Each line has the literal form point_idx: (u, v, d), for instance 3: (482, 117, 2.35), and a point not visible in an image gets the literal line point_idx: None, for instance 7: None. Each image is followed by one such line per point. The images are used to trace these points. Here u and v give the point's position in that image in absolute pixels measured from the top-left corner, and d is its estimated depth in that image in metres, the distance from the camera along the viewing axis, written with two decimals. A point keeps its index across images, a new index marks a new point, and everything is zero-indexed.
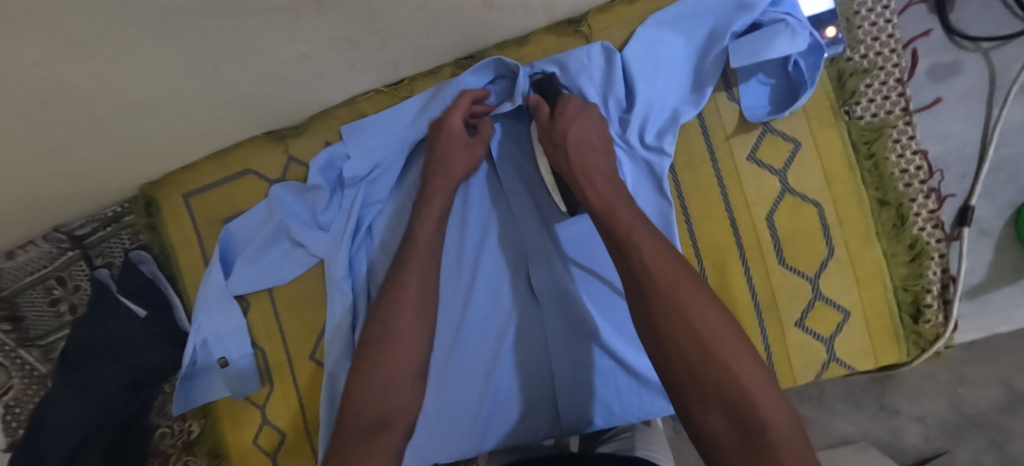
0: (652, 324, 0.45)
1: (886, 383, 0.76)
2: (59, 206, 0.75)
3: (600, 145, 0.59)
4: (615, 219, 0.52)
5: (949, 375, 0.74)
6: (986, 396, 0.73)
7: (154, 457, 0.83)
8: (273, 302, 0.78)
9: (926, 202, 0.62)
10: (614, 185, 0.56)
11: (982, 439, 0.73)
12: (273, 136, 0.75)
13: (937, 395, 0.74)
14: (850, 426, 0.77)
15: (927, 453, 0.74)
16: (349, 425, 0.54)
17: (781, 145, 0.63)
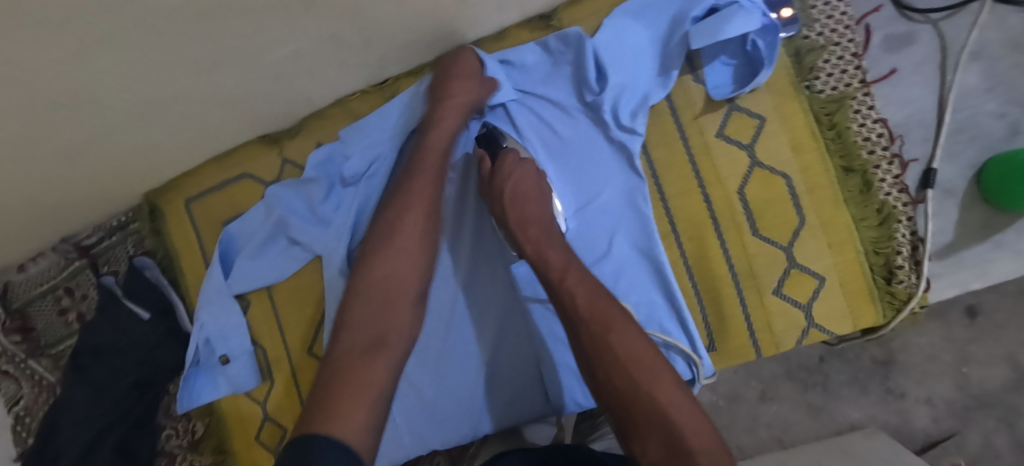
0: (585, 358, 0.54)
1: (889, 368, 0.83)
2: (66, 213, 0.80)
3: (534, 195, 0.63)
4: (550, 264, 0.59)
5: (954, 356, 0.81)
6: (993, 375, 0.80)
7: (162, 457, 0.85)
8: (273, 300, 0.81)
9: (890, 168, 0.64)
10: (550, 235, 0.62)
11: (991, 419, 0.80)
12: (267, 139, 0.79)
13: (943, 377, 0.81)
14: (856, 412, 0.83)
15: (936, 436, 0.81)
16: (343, 348, 0.54)
17: (747, 121, 0.66)
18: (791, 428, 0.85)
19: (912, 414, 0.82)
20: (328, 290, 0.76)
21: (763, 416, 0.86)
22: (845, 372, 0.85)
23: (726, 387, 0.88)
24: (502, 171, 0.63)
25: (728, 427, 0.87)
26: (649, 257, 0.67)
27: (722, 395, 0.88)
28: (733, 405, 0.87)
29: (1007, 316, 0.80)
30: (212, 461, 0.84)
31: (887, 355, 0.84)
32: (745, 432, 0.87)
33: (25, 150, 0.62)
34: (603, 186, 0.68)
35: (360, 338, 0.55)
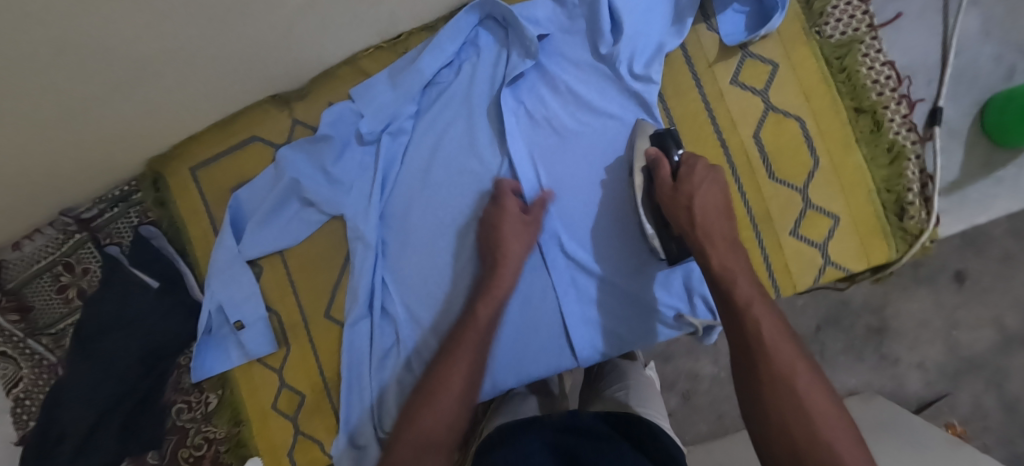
0: (756, 401, 0.50)
1: (884, 334, 0.92)
2: (64, 184, 0.77)
3: (720, 211, 0.61)
4: (736, 289, 0.56)
5: (944, 320, 0.90)
6: (982, 337, 0.89)
7: (173, 433, 0.84)
8: (285, 265, 0.80)
9: (899, 108, 0.66)
10: (734, 251, 0.59)
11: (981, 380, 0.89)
12: (278, 100, 0.77)
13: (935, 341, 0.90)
14: (853, 378, 0.92)
15: (929, 397, 0.90)
16: (396, 453, 0.58)
17: (760, 67, 0.68)
18: None
19: (906, 379, 0.91)
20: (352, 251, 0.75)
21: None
22: (842, 341, 0.92)
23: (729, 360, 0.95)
24: (694, 175, 0.62)
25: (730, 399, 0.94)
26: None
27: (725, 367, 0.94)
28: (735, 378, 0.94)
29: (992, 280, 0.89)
30: (227, 433, 0.82)
31: (882, 323, 0.92)
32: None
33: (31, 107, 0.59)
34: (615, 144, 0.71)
35: (411, 444, 0.58)
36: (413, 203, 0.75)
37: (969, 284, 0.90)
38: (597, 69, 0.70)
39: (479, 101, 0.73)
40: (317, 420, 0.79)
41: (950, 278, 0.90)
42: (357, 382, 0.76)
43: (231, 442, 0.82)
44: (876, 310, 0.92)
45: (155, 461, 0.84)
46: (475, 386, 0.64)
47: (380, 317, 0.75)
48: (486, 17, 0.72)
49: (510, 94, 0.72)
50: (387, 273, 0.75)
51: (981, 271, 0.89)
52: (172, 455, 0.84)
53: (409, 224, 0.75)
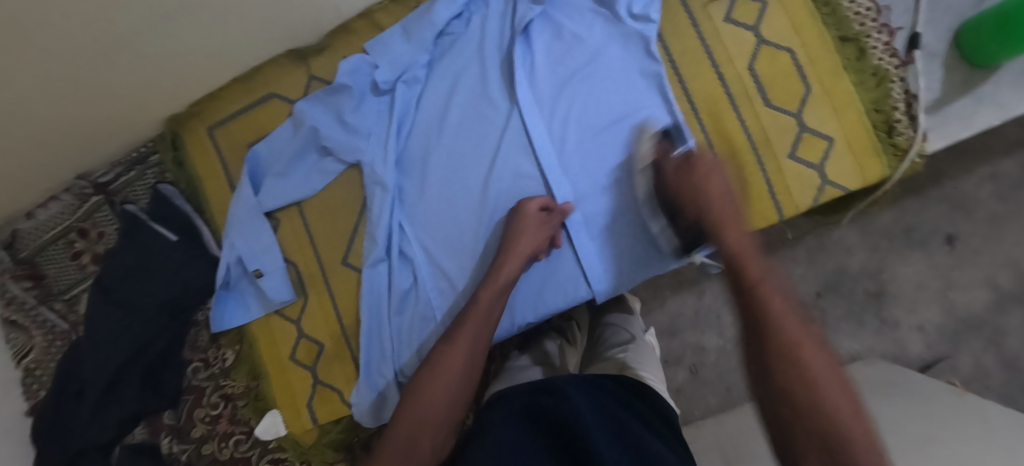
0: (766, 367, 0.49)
1: (882, 298, 0.99)
2: (87, 139, 0.79)
3: (713, 234, 0.65)
4: (747, 266, 0.56)
5: (939, 281, 0.98)
6: (977, 297, 0.97)
7: (189, 393, 0.84)
8: (302, 216, 0.81)
9: (880, 37, 0.71)
10: (743, 239, 0.60)
11: (980, 339, 0.97)
12: (295, 55, 0.80)
13: (932, 304, 0.98)
14: (857, 344, 1.00)
15: (930, 360, 0.98)
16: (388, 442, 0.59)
17: (750, 6, 0.73)
18: None
19: (907, 342, 0.99)
20: (370, 197, 0.78)
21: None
22: (842, 306, 1.00)
23: (733, 332, 0.98)
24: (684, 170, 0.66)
25: (735, 371, 0.98)
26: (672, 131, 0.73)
27: (731, 340, 0.98)
28: (741, 348, 1.02)
29: (983, 241, 0.97)
30: (246, 386, 0.82)
31: (880, 287, 1.00)
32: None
33: (50, 45, 0.62)
34: (622, 80, 0.74)
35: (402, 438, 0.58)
36: (428, 148, 0.78)
37: (961, 246, 0.97)
38: (601, 15, 0.74)
39: (488, 47, 0.76)
40: (337, 370, 0.79)
41: (943, 241, 0.97)
42: (377, 325, 0.78)
43: (250, 397, 0.82)
44: (874, 274, 0.99)
45: (172, 421, 0.83)
46: (471, 379, 0.64)
47: (399, 259, 0.77)
48: None
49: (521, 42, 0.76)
50: (404, 216, 0.78)
51: (972, 233, 0.97)
52: (189, 415, 0.83)
53: (424, 168, 0.78)
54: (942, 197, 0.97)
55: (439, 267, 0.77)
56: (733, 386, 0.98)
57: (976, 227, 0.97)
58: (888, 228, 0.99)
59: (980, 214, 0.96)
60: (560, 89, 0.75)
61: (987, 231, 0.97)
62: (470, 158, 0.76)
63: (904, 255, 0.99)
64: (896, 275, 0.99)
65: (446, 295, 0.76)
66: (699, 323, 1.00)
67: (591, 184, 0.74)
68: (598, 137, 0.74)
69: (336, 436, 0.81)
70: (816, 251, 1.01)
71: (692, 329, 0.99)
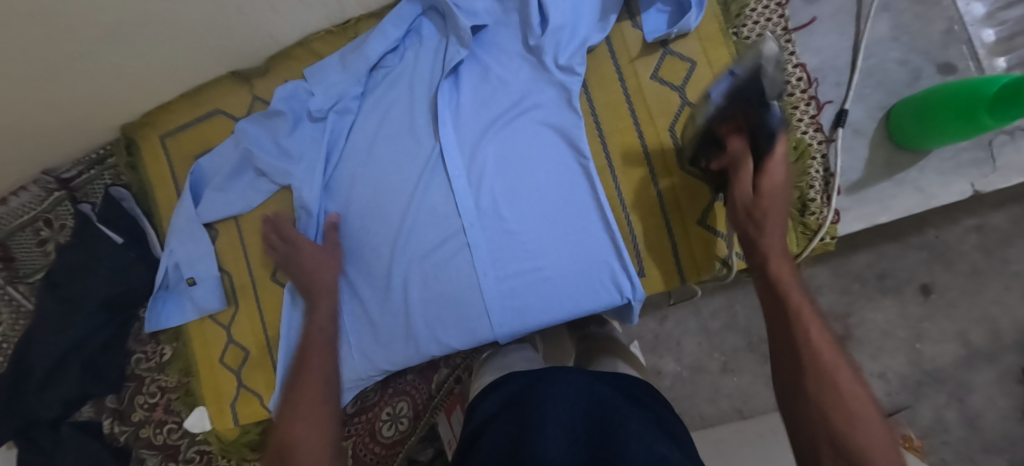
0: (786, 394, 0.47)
1: (847, 342, 0.99)
2: (50, 144, 0.85)
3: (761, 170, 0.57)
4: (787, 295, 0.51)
5: (909, 331, 0.97)
6: (946, 351, 0.95)
7: (132, 380, 0.91)
8: (239, 230, 0.86)
9: (807, 109, 0.69)
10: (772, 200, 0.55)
11: (943, 393, 0.95)
12: (238, 76, 0.84)
13: (898, 352, 0.97)
14: None
15: (889, 410, 0.97)
16: None
17: (678, 64, 0.72)
18: (751, 400, 1.03)
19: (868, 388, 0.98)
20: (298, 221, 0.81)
21: (723, 388, 1.04)
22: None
23: (690, 359, 1.05)
24: None
25: (690, 398, 1.05)
26: (587, 185, 0.74)
27: (687, 366, 1.05)
28: (696, 376, 1.05)
29: (959, 294, 0.94)
30: (178, 381, 0.89)
31: (845, 331, 0.99)
32: (707, 402, 1.04)
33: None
34: (538, 132, 0.74)
35: None
36: (356, 178, 0.80)
37: (936, 297, 0.95)
38: (529, 64, 0.74)
39: (418, 85, 0.78)
40: (258, 377, 0.85)
41: (917, 289, 0.96)
42: None
43: (180, 391, 0.89)
44: (840, 317, 0.99)
45: (114, 405, 0.91)
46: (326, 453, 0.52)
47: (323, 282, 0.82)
48: (431, 9, 0.78)
49: (451, 82, 0.77)
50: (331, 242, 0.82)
51: (949, 284, 0.95)
52: (129, 401, 0.91)
53: (350, 197, 0.81)
54: (921, 245, 0.95)
55: (358, 294, 0.81)
56: (687, 410, 1.05)
57: (954, 278, 0.95)
58: (862, 271, 0.99)
59: (960, 266, 0.94)
60: (483, 135, 0.76)
61: (964, 283, 0.94)
62: (393, 194, 0.79)
63: (876, 299, 0.98)
64: (864, 320, 0.98)
65: (365, 320, 0.81)
66: (658, 346, 1.06)
67: (505, 230, 0.76)
68: (516, 186, 0.75)
69: (255, 436, 0.87)
70: None
71: (650, 352, 1.06)
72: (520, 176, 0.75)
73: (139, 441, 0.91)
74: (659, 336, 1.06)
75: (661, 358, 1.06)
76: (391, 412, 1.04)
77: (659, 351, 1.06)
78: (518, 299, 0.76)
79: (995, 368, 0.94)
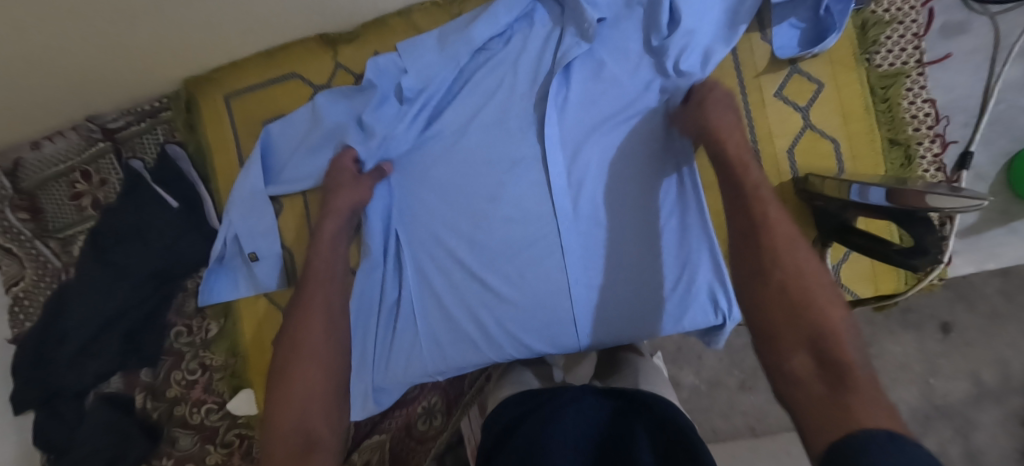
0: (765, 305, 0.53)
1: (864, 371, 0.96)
2: (102, 91, 0.78)
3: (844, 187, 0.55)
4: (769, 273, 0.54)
5: (924, 365, 0.94)
6: (957, 387, 0.93)
7: (169, 354, 0.86)
8: (306, 206, 0.82)
9: (932, 146, 0.68)
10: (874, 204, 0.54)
11: (949, 427, 0.93)
12: (324, 40, 0.78)
13: (911, 385, 0.94)
14: None
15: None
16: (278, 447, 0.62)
17: (805, 85, 0.69)
18: (763, 419, 1.02)
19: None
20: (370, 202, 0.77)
21: (739, 405, 1.03)
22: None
23: (709, 373, 1.04)
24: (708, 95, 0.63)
25: (706, 411, 1.04)
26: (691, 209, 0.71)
27: (705, 380, 1.04)
28: (713, 391, 1.04)
29: (977, 335, 0.92)
30: (223, 361, 0.84)
31: None
32: (722, 417, 1.03)
33: (71, 3, 0.59)
34: (648, 140, 0.71)
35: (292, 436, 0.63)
36: (441, 167, 0.75)
37: (954, 336, 0.94)
38: (648, 68, 0.70)
39: (522, 75, 0.73)
40: None
41: (937, 328, 0.94)
42: (366, 329, 0.78)
43: (226, 372, 0.84)
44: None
45: (148, 380, 0.85)
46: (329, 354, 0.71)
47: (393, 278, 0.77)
48: None
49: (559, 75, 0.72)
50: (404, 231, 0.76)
51: (967, 324, 0.93)
52: (165, 376, 0.86)
53: (433, 187, 0.75)
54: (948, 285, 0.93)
55: (433, 299, 0.75)
56: (700, 424, 1.04)
57: (974, 318, 0.94)
58: None
59: (982, 308, 0.93)
60: (584, 141, 0.72)
61: (984, 325, 0.93)
62: (483, 194, 0.74)
63: (895, 333, 0.96)
64: (883, 351, 0.96)
65: (435, 318, 0.75)
66: (679, 358, 1.05)
67: (598, 241, 0.72)
68: (616, 200, 0.72)
69: None
70: None
71: (670, 363, 1.05)
72: (622, 184, 0.71)
73: (173, 419, 0.86)
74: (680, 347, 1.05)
75: (680, 370, 1.05)
76: (426, 407, 0.98)
77: (680, 363, 1.05)
78: (603, 315, 0.72)
79: (1003, 408, 0.92)
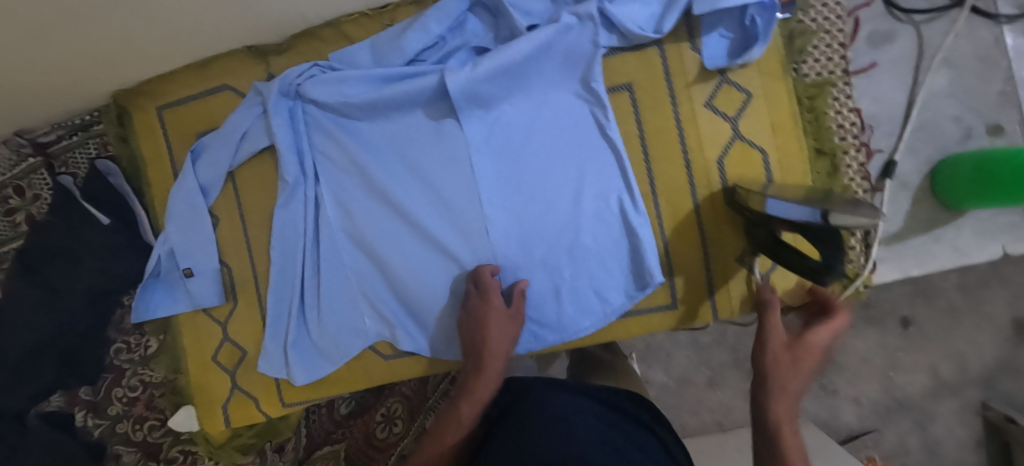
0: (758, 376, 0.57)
1: (826, 367, 1.01)
2: (25, 106, 0.75)
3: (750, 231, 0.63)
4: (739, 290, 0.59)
5: (884, 360, 0.99)
6: (916, 380, 0.99)
7: (109, 371, 0.85)
8: (243, 220, 0.80)
9: (857, 156, 0.69)
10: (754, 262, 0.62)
11: (908, 419, 1.00)
12: (255, 51, 0.76)
13: (872, 380, 1.00)
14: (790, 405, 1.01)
15: (857, 430, 1.01)
16: None
17: (734, 95, 0.69)
18: (731, 414, 1.04)
19: (840, 410, 1.02)
20: (287, 204, 0.76)
21: (707, 402, 1.04)
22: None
23: (678, 370, 1.05)
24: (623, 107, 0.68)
25: (675, 408, 1.06)
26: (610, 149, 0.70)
27: (675, 377, 1.05)
28: (682, 387, 1.05)
29: (936, 331, 0.97)
30: (163, 378, 0.84)
31: None
32: (691, 414, 1.05)
33: None
34: (578, 146, 0.70)
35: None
36: (371, 174, 0.73)
37: (913, 330, 0.98)
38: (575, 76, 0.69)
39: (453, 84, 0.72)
40: (252, 378, 0.81)
41: (897, 322, 0.99)
42: (302, 342, 0.78)
43: (166, 388, 0.84)
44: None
45: (88, 397, 0.84)
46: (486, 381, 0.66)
47: (311, 203, 0.75)
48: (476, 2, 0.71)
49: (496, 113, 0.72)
50: (340, 238, 0.76)
51: (928, 319, 0.98)
52: (105, 393, 0.85)
53: (366, 194, 0.74)
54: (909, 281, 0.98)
55: (365, 281, 0.76)
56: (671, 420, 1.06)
57: (934, 313, 0.98)
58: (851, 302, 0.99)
59: (940, 304, 0.97)
60: (503, 93, 0.69)
61: (942, 321, 0.97)
62: (401, 137, 0.73)
63: (860, 330, 1.00)
64: (846, 346, 1.01)
65: (372, 317, 0.77)
66: (649, 357, 1.05)
67: (518, 184, 0.71)
68: (529, 140, 0.71)
69: (246, 440, 0.84)
70: None
71: (639, 363, 1.06)
72: (551, 190, 0.71)
73: (115, 436, 0.85)
74: (649, 345, 1.05)
75: (649, 367, 1.06)
76: (385, 413, 0.93)
77: (649, 362, 1.05)
78: (527, 258, 0.73)
79: (958, 400, 0.99)
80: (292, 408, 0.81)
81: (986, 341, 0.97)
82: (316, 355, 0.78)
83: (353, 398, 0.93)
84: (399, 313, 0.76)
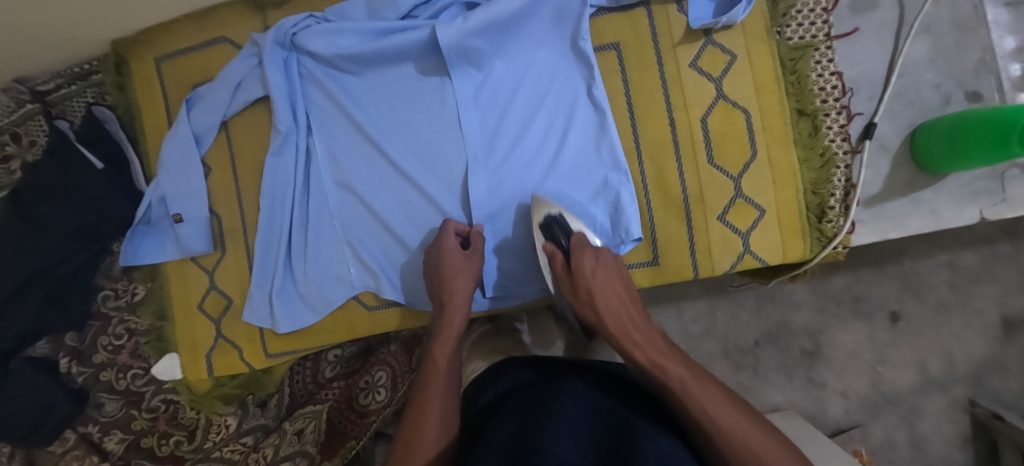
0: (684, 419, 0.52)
1: (815, 359, 0.97)
2: (25, 51, 0.76)
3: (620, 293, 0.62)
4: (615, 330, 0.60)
5: (873, 354, 0.97)
6: (905, 375, 0.96)
7: (95, 319, 0.86)
8: (234, 170, 0.81)
9: (838, 118, 0.70)
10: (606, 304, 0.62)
11: (895, 414, 0.96)
12: (253, 5, 0.78)
13: (860, 373, 0.97)
14: (779, 395, 0.97)
15: (845, 426, 0.97)
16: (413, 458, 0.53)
17: (719, 56, 0.71)
18: None
19: (828, 404, 0.97)
20: (279, 154, 0.76)
21: None
22: (776, 358, 0.98)
23: None
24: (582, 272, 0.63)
25: None
26: (592, 107, 0.71)
27: None
28: None
29: (924, 324, 0.95)
30: (149, 325, 0.85)
31: (816, 347, 0.97)
32: None
33: None
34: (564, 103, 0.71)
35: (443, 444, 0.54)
36: (361, 127, 0.74)
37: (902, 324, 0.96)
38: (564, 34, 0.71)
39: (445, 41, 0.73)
40: (237, 326, 0.82)
41: (886, 316, 0.96)
42: (288, 292, 0.79)
43: (151, 336, 0.85)
44: (813, 334, 0.97)
45: (74, 343, 0.85)
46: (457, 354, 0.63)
47: (303, 153, 0.76)
48: None
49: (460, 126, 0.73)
50: (328, 190, 0.77)
51: (916, 314, 0.95)
52: (91, 341, 0.86)
53: (355, 146, 0.76)
54: (896, 275, 0.95)
55: (351, 231, 0.77)
56: None
57: (922, 308, 0.96)
58: (838, 293, 0.97)
59: (929, 298, 0.95)
60: (492, 49, 0.70)
61: (931, 315, 0.95)
62: (390, 92, 0.74)
63: (847, 322, 0.97)
64: (834, 339, 0.97)
65: (355, 266, 0.78)
66: None
67: (502, 138, 0.72)
68: (516, 97, 0.72)
69: (229, 391, 0.85)
70: (765, 299, 0.97)
71: None
72: (538, 147, 0.72)
73: (99, 384, 0.86)
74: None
75: None
76: (369, 381, 0.89)
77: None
78: (508, 212, 0.73)
79: (946, 397, 0.96)
80: (275, 359, 0.82)
81: (975, 337, 0.95)
82: (299, 305, 0.79)
83: (339, 361, 0.91)
84: (383, 264, 0.77)
